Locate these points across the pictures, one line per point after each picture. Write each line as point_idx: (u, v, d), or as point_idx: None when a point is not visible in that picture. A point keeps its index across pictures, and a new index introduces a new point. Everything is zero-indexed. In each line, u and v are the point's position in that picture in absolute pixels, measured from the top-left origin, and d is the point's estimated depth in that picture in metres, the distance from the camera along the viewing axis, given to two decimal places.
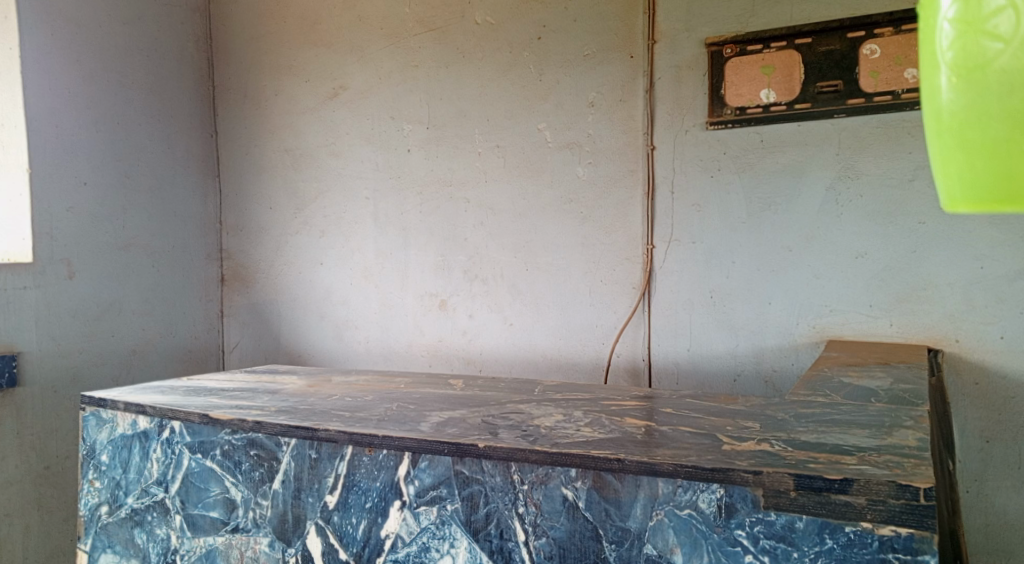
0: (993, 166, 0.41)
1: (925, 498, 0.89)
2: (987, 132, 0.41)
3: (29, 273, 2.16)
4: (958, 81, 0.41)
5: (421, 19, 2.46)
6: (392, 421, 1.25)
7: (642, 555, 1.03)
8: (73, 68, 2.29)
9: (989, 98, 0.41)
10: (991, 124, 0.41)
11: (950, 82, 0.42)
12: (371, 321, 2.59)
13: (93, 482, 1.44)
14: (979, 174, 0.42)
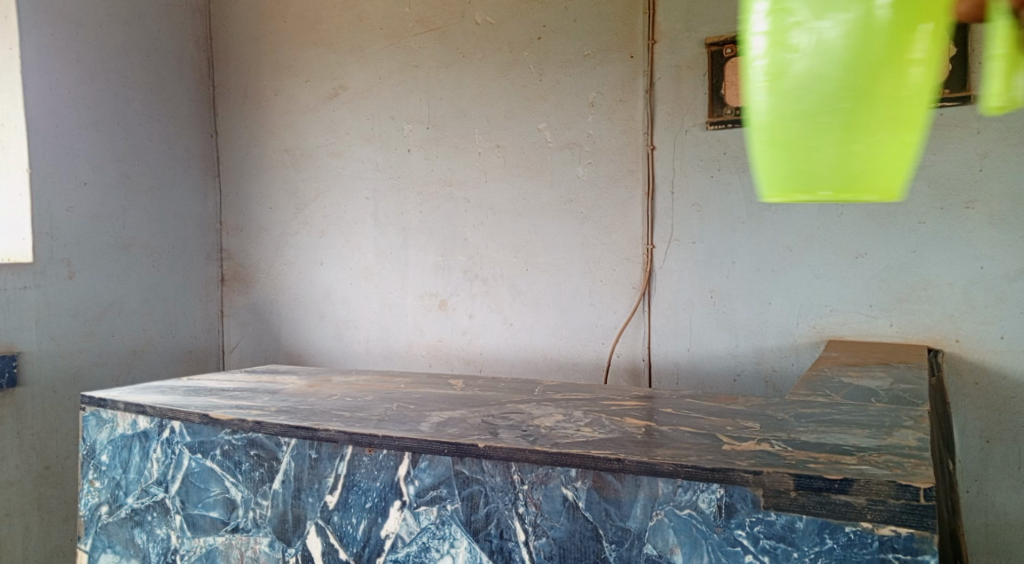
0: (812, 167, 0.35)
1: (926, 498, 0.89)
2: (792, 127, 0.35)
3: (29, 273, 2.16)
4: (767, 79, 0.35)
5: (421, 19, 2.46)
6: (392, 421, 1.25)
7: (642, 555, 1.03)
8: (72, 68, 2.29)
9: (798, 93, 0.34)
10: (798, 122, 0.34)
11: (756, 77, 0.35)
12: (371, 321, 2.60)
13: (93, 482, 1.44)
14: (788, 171, 0.35)
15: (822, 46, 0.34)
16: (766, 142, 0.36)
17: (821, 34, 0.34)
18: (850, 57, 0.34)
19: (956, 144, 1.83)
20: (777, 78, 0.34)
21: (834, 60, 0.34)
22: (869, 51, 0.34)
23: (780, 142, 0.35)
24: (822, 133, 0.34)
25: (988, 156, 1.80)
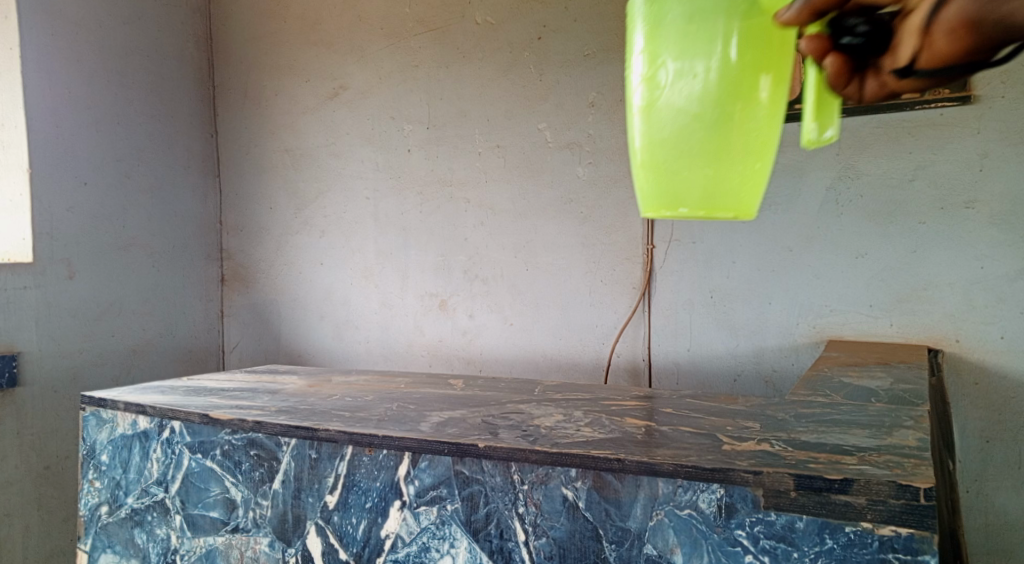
0: (666, 181, 0.67)
1: (926, 498, 0.89)
2: (654, 158, 0.67)
3: (29, 273, 2.17)
4: (643, 133, 0.68)
5: (421, 19, 2.46)
6: (391, 421, 1.25)
7: (642, 555, 1.03)
8: (73, 68, 2.29)
9: (657, 141, 0.67)
10: (657, 156, 0.67)
11: (639, 131, 0.68)
12: (371, 321, 2.59)
13: (93, 482, 1.43)
14: (653, 182, 0.68)
15: (682, 111, 0.66)
16: (650, 166, 0.68)
17: (669, 109, 0.66)
18: (684, 124, 0.66)
19: (956, 143, 1.83)
20: (656, 127, 0.67)
21: (678, 121, 0.66)
22: (694, 122, 0.66)
23: (660, 165, 0.67)
24: (685, 160, 0.66)
25: (988, 156, 1.81)
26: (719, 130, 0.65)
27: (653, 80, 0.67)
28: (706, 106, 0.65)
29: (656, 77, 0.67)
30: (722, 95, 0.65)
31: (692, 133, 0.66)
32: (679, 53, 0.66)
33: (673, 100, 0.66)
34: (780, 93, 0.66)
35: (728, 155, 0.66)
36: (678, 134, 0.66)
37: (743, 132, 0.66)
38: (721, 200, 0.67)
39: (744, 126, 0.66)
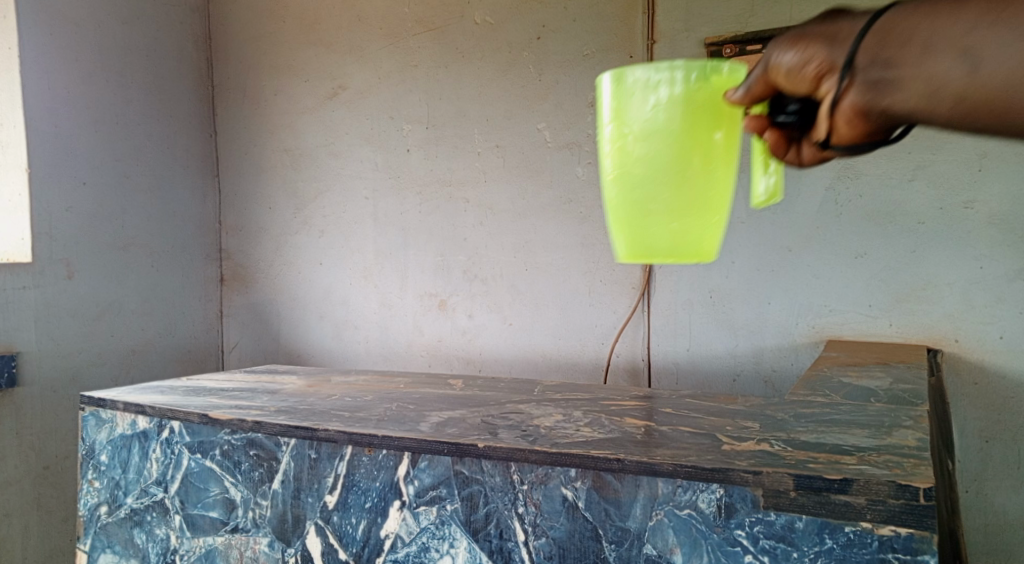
0: (636, 230, 0.85)
1: (925, 498, 0.90)
2: (627, 213, 0.86)
3: (28, 273, 2.16)
4: (616, 192, 0.86)
5: (421, 19, 2.46)
6: (391, 421, 1.25)
7: (642, 555, 1.03)
8: (72, 67, 2.29)
9: (628, 198, 0.85)
10: (629, 210, 0.85)
11: (612, 190, 0.87)
12: (371, 321, 2.59)
13: (93, 482, 1.43)
14: (626, 232, 0.86)
15: (650, 172, 0.84)
16: (626, 218, 0.86)
17: (635, 172, 0.85)
18: (648, 183, 0.84)
19: (956, 143, 1.83)
20: (628, 185, 0.85)
21: (644, 181, 0.84)
22: (657, 182, 0.84)
23: (634, 218, 0.85)
24: (655, 213, 0.84)
25: (987, 156, 1.81)
26: (678, 191, 0.84)
27: (620, 149, 0.85)
28: (669, 170, 0.84)
29: (623, 147, 0.85)
30: (681, 161, 0.84)
31: (659, 191, 0.84)
32: (644, 126, 0.84)
33: (638, 165, 0.84)
34: (726, 162, 0.85)
35: (690, 208, 0.84)
36: (646, 192, 0.84)
37: (700, 189, 0.84)
38: (688, 246, 0.85)
39: (701, 186, 0.84)
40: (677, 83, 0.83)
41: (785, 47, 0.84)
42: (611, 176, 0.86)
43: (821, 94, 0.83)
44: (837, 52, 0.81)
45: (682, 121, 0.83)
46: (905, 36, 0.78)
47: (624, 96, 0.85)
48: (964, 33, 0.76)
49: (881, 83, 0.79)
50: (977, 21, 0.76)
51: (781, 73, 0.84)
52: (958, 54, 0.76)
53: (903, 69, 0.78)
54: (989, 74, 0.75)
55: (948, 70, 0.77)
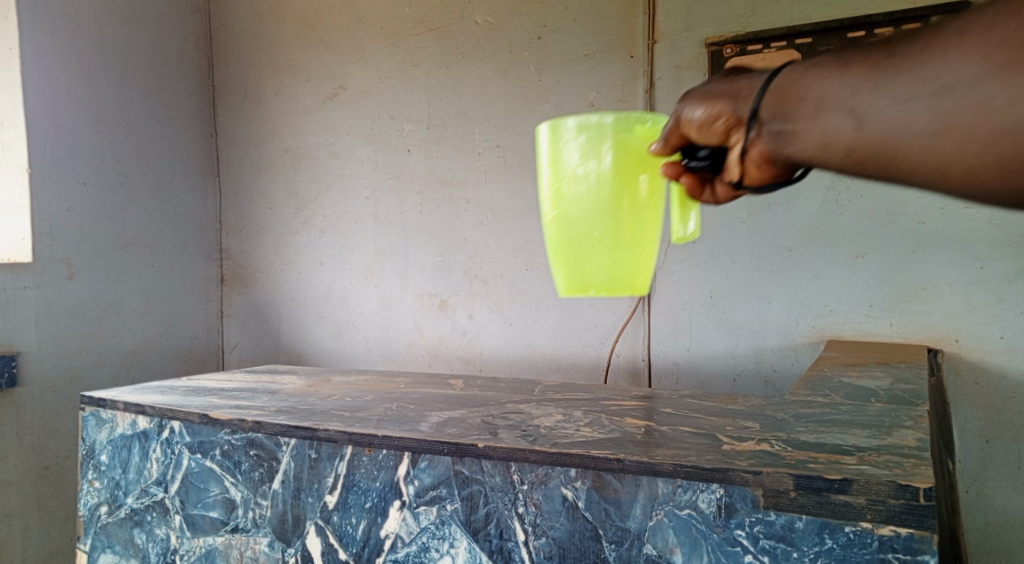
0: (574, 264, 1.00)
1: (926, 498, 0.90)
2: (567, 250, 1.00)
3: (29, 273, 2.16)
4: (556, 232, 1.00)
5: (421, 19, 2.46)
6: (391, 421, 1.24)
7: (642, 555, 1.03)
8: (72, 67, 2.29)
9: (567, 237, 1.00)
10: (568, 247, 1.00)
11: (553, 231, 1.01)
12: (371, 321, 2.59)
13: (93, 482, 1.43)
14: (567, 266, 1.01)
15: (584, 214, 0.98)
16: (564, 251, 1.00)
17: (571, 215, 0.99)
18: (583, 224, 0.99)
19: None
20: (566, 223, 0.99)
21: (580, 223, 0.99)
22: (591, 222, 0.98)
23: (571, 251, 1.00)
24: (589, 247, 0.99)
25: None
26: (610, 230, 0.98)
27: (558, 196, 0.99)
28: (601, 210, 0.98)
29: (561, 194, 0.99)
30: (612, 202, 0.98)
31: (593, 228, 0.98)
32: (579, 174, 0.98)
33: (574, 209, 0.99)
34: (651, 201, 0.99)
35: (620, 244, 0.99)
36: (581, 228, 0.99)
37: (630, 225, 0.98)
38: (620, 276, 0.99)
39: (629, 224, 0.98)
40: (606, 134, 0.97)
41: (695, 102, 0.93)
42: (550, 214, 1.01)
43: (731, 143, 0.93)
44: (741, 108, 0.91)
45: (613, 166, 0.97)
46: (800, 94, 0.87)
47: (560, 144, 0.98)
48: (851, 92, 0.84)
49: (781, 135, 0.88)
50: (862, 81, 0.83)
51: (693, 126, 0.94)
52: (844, 111, 0.84)
53: (800, 123, 0.87)
54: (874, 128, 0.83)
55: (836, 125, 0.84)
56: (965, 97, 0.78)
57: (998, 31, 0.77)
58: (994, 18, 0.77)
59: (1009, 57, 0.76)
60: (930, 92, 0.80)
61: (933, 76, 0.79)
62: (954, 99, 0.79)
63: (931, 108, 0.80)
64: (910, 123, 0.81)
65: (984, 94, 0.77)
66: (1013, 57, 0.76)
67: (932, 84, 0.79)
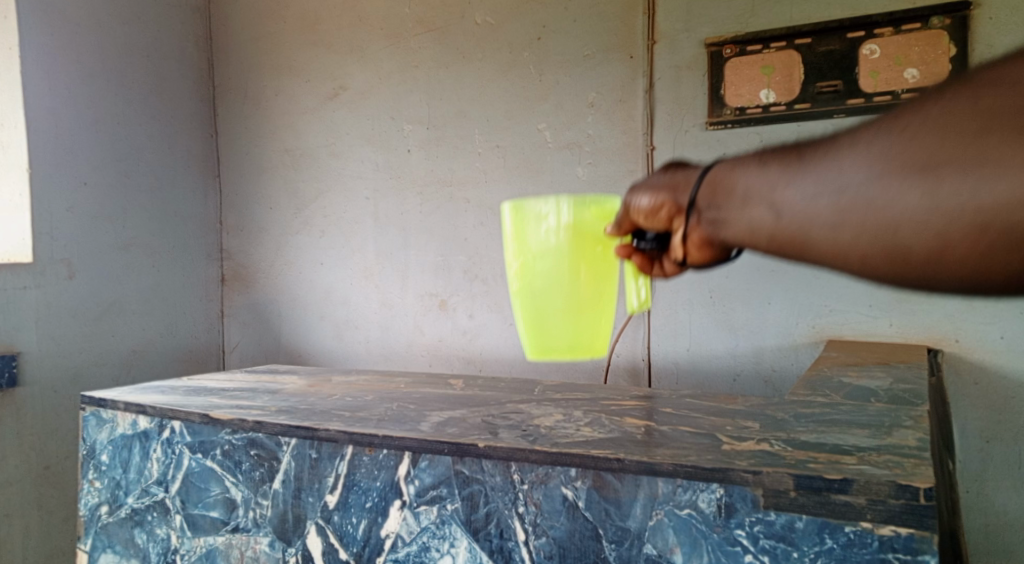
0: (541, 336, 1.00)
1: (925, 498, 0.90)
2: (533, 323, 1.00)
3: (29, 273, 2.17)
4: (522, 306, 1.01)
5: (422, 19, 2.46)
6: (392, 421, 1.25)
7: (642, 555, 1.03)
8: (73, 67, 2.29)
9: (533, 311, 1.00)
10: (534, 321, 1.00)
11: (519, 304, 1.01)
12: (371, 321, 2.60)
13: (93, 482, 1.44)
14: (534, 337, 1.01)
15: (549, 289, 0.99)
16: (525, 324, 1.01)
17: (536, 290, 0.99)
18: (548, 299, 0.99)
19: None
20: (526, 297, 1.00)
21: (545, 297, 0.99)
22: (555, 297, 0.99)
23: (532, 324, 1.01)
24: (554, 321, 1.00)
25: None
26: (573, 304, 0.99)
27: (523, 273, 1.00)
28: (562, 285, 0.99)
29: (525, 271, 0.99)
30: (570, 278, 0.98)
31: (552, 303, 0.99)
32: (542, 251, 0.98)
33: (538, 285, 0.99)
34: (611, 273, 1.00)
35: (583, 317, 1.00)
36: (540, 303, 0.99)
37: (588, 298, 0.99)
38: (584, 346, 1.00)
39: (591, 297, 0.99)
40: (564, 213, 0.97)
41: (641, 192, 0.97)
42: (515, 289, 1.01)
43: (674, 229, 0.97)
44: (683, 197, 0.95)
45: (571, 244, 0.98)
46: (729, 185, 0.89)
47: (520, 221, 0.99)
48: (770, 185, 0.85)
49: (716, 222, 0.91)
50: (781, 173, 0.84)
51: (639, 214, 0.97)
52: (764, 201, 0.85)
53: (729, 212, 0.89)
54: (789, 219, 0.84)
55: (759, 215, 0.86)
56: (861, 194, 0.78)
57: (899, 132, 0.76)
58: (896, 121, 0.77)
59: (902, 157, 0.76)
60: (834, 189, 0.80)
61: (837, 173, 0.80)
62: (854, 195, 0.79)
63: (834, 204, 0.80)
64: (817, 215, 0.81)
65: (880, 194, 0.77)
66: (907, 158, 0.75)
67: (836, 181, 0.80)
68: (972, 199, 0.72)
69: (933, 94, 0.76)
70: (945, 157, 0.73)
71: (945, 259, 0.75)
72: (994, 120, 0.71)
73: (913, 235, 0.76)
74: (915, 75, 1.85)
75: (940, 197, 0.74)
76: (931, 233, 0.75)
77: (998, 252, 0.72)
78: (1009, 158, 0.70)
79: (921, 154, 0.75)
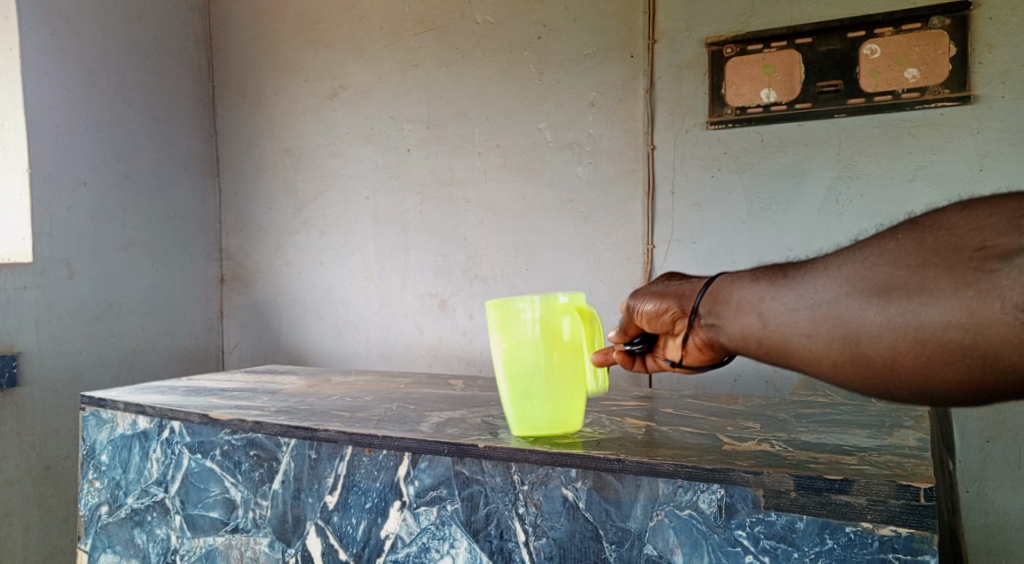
0: (528, 415, 1.11)
1: (926, 498, 0.90)
2: (519, 404, 1.10)
3: (28, 273, 2.16)
4: (509, 390, 1.10)
5: (421, 19, 2.46)
6: (392, 422, 1.24)
7: (642, 556, 1.03)
8: (72, 67, 2.29)
9: (519, 394, 1.10)
10: (520, 403, 1.10)
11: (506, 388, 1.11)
12: (371, 321, 2.59)
13: (93, 482, 1.43)
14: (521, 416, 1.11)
15: (532, 377, 1.08)
16: (508, 401, 1.11)
17: (519, 376, 1.09)
18: (531, 384, 1.09)
19: (956, 143, 1.84)
20: (511, 379, 1.09)
21: (528, 383, 1.09)
22: (537, 384, 1.09)
23: (514, 400, 1.10)
24: (538, 403, 1.10)
25: (988, 156, 1.82)
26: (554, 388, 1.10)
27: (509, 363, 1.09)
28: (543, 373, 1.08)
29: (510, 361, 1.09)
30: (549, 367, 1.08)
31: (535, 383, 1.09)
32: (524, 344, 1.07)
33: (523, 374, 1.08)
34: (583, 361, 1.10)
35: (562, 397, 1.11)
36: (524, 383, 1.09)
37: (567, 382, 1.10)
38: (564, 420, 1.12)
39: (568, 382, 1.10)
40: (545, 307, 1.07)
41: (646, 298, 0.95)
42: (502, 375, 1.10)
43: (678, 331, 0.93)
44: (683, 304, 0.90)
45: (551, 335, 1.07)
46: (726, 292, 0.82)
47: (506, 314, 1.08)
48: (757, 298, 0.78)
49: (715, 328, 0.84)
50: (767, 283, 0.78)
51: (645, 317, 0.95)
52: (750, 309, 0.79)
53: (722, 320, 0.83)
54: (771, 329, 0.77)
55: (746, 324, 0.79)
56: (834, 307, 0.71)
57: (863, 253, 0.71)
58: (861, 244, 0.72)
59: (866, 275, 0.69)
60: (810, 303, 0.73)
61: (810, 288, 0.74)
62: (827, 309, 0.72)
63: (810, 317, 0.73)
64: (795, 327, 0.74)
65: (849, 309, 0.70)
66: (868, 277, 0.69)
67: (812, 294, 0.73)
68: (930, 320, 0.65)
69: (899, 224, 0.71)
70: (909, 276, 0.67)
71: (903, 375, 0.68)
72: (940, 252, 0.65)
73: (877, 349, 0.69)
74: (915, 75, 1.85)
75: (903, 314, 0.66)
76: (886, 348, 0.68)
77: (950, 375, 0.65)
78: (958, 285, 0.63)
79: (889, 273, 0.68)
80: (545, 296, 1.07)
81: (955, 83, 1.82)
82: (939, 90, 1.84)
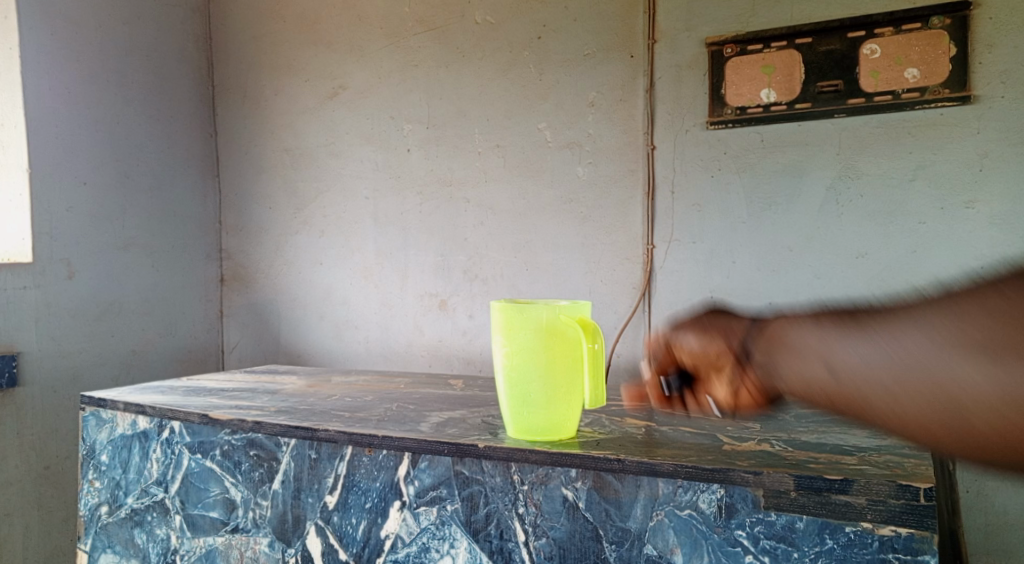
0: (526, 422, 1.11)
1: (926, 498, 0.90)
2: (518, 410, 1.11)
3: (28, 273, 2.17)
4: (508, 396, 1.11)
5: (421, 19, 2.46)
6: (391, 422, 1.24)
7: (642, 556, 1.02)
8: (72, 67, 2.30)
9: (517, 401, 1.10)
10: (517, 410, 1.10)
11: (505, 394, 1.11)
12: (371, 321, 2.59)
13: (93, 482, 1.43)
14: (520, 422, 1.11)
15: (528, 384, 1.08)
16: (506, 404, 1.12)
17: (516, 383, 1.09)
18: (527, 391, 1.09)
19: (956, 143, 1.84)
20: (508, 383, 1.10)
21: (524, 390, 1.09)
22: (533, 391, 1.09)
23: (513, 406, 1.11)
24: (534, 411, 1.09)
25: (988, 155, 1.82)
26: (550, 396, 1.09)
27: (506, 371, 1.09)
28: (538, 381, 1.08)
29: (507, 369, 1.09)
30: (543, 375, 1.07)
31: (529, 390, 1.09)
32: (519, 352, 1.07)
33: (518, 381, 1.09)
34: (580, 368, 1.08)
35: (559, 405, 1.09)
36: (520, 389, 1.09)
37: (562, 389, 1.08)
38: (562, 428, 1.11)
39: (564, 389, 1.09)
40: (542, 318, 1.06)
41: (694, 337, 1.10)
42: (502, 381, 1.11)
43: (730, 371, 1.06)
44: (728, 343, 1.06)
45: (543, 343, 1.06)
46: (784, 337, 0.96)
47: (503, 321, 1.08)
48: (828, 345, 0.88)
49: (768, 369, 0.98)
50: (835, 333, 0.87)
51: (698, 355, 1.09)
52: (814, 358, 0.89)
53: (779, 361, 0.96)
54: (845, 377, 0.84)
55: (810, 368, 0.90)
56: (914, 360, 0.77)
57: (949, 309, 0.76)
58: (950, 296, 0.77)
59: (950, 335, 0.75)
60: (888, 352, 0.80)
61: (896, 339, 0.80)
62: (908, 364, 0.78)
63: (889, 369, 0.79)
64: (874, 381, 0.80)
65: (930, 363, 0.76)
66: (953, 331, 0.75)
67: (888, 347, 0.80)
68: (983, 390, 0.72)
69: (980, 286, 0.76)
70: (1000, 343, 0.72)
71: (975, 438, 0.72)
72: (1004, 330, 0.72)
73: (953, 403, 0.74)
74: (915, 75, 1.85)
75: (983, 378, 0.72)
76: (956, 406, 0.74)
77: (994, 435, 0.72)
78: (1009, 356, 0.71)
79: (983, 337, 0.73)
80: (543, 307, 1.06)
81: (954, 83, 1.82)
82: (939, 90, 1.84)
